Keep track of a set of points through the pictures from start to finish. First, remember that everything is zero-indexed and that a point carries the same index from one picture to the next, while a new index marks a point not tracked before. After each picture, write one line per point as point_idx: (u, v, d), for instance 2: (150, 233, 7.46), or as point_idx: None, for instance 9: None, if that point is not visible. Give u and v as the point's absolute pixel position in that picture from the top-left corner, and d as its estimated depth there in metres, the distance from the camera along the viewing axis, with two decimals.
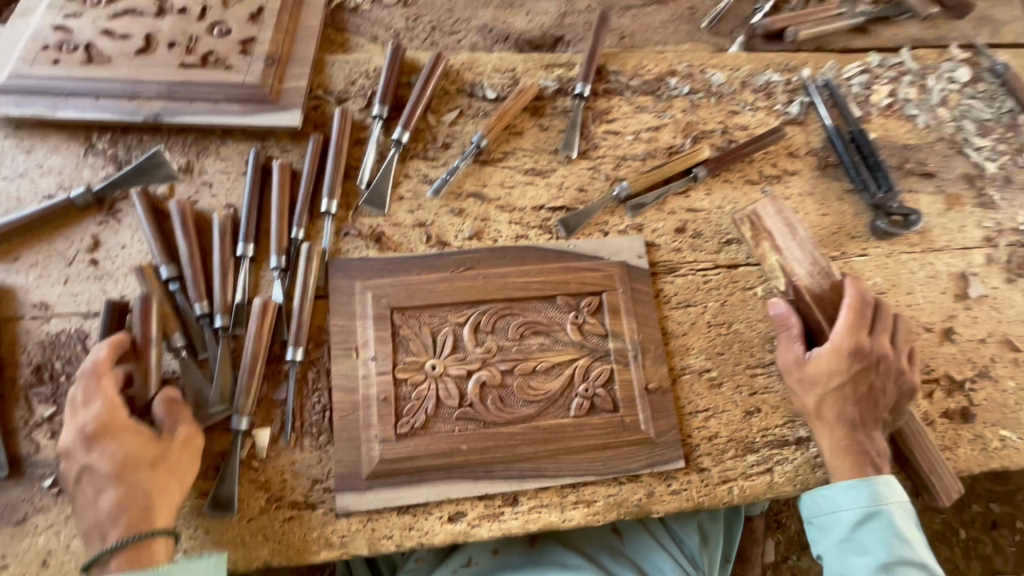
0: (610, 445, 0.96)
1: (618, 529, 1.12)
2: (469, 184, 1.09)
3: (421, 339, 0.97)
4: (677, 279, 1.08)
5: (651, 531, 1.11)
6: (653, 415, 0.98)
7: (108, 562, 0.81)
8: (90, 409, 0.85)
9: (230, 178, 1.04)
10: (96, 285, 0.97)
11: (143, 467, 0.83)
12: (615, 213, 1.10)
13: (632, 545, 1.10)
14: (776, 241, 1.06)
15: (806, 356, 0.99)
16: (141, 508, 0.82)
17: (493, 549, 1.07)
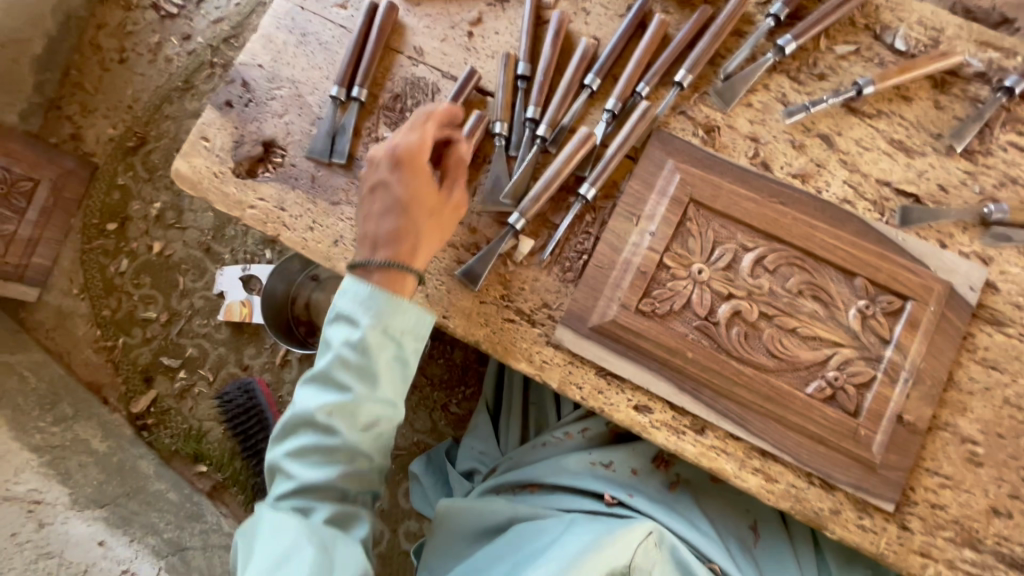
0: (828, 443, 0.88)
1: (756, 530, 1.05)
2: (824, 124, 1.00)
3: (703, 240, 0.95)
4: (998, 336, 0.91)
5: (791, 556, 1.02)
6: (890, 444, 0.87)
7: (371, 272, 0.89)
8: (409, 135, 0.92)
9: (607, 15, 1.07)
10: (463, 54, 1.09)
11: (424, 209, 0.91)
12: (968, 231, 0.94)
13: (764, 553, 1.04)
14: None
15: None
16: (411, 242, 0.90)
17: (632, 468, 1.07)
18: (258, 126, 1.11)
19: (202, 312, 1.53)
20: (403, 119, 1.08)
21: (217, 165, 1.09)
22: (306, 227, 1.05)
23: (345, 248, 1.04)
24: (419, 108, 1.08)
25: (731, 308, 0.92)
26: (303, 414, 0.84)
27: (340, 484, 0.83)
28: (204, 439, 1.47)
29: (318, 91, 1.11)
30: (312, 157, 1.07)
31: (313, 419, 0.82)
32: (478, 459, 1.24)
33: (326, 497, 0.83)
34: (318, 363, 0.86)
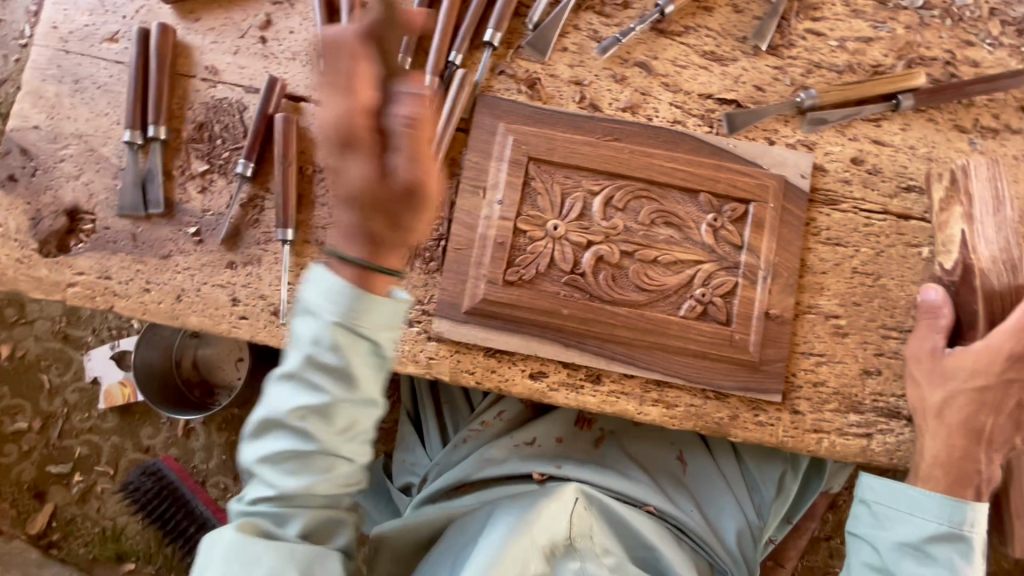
0: (711, 357, 0.92)
1: (683, 459, 1.11)
2: (639, 52, 1.00)
3: (550, 195, 0.94)
4: (835, 213, 0.97)
5: (717, 470, 1.09)
6: (764, 340, 0.92)
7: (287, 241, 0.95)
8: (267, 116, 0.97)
9: None
10: (262, 62, 1.00)
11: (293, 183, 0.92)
12: (789, 122, 0.98)
13: (694, 477, 1.10)
14: (973, 208, 0.89)
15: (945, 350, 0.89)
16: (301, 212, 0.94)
17: (557, 438, 1.09)
18: (54, 195, 0.98)
19: (80, 406, 1.39)
20: (216, 148, 0.98)
21: (18, 250, 0.96)
22: (141, 290, 0.96)
23: (192, 302, 0.96)
24: (230, 131, 0.98)
25: (593, 255, 0.92)
26: (275, 416, 0.67)
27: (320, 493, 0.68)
28: (123, 535, 1.35)
29: (113, 140, 0.99)
30: (126, 213, 0.97)
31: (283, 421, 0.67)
32: (411, 471, 1.22)
33: (306, 503, 0.69)
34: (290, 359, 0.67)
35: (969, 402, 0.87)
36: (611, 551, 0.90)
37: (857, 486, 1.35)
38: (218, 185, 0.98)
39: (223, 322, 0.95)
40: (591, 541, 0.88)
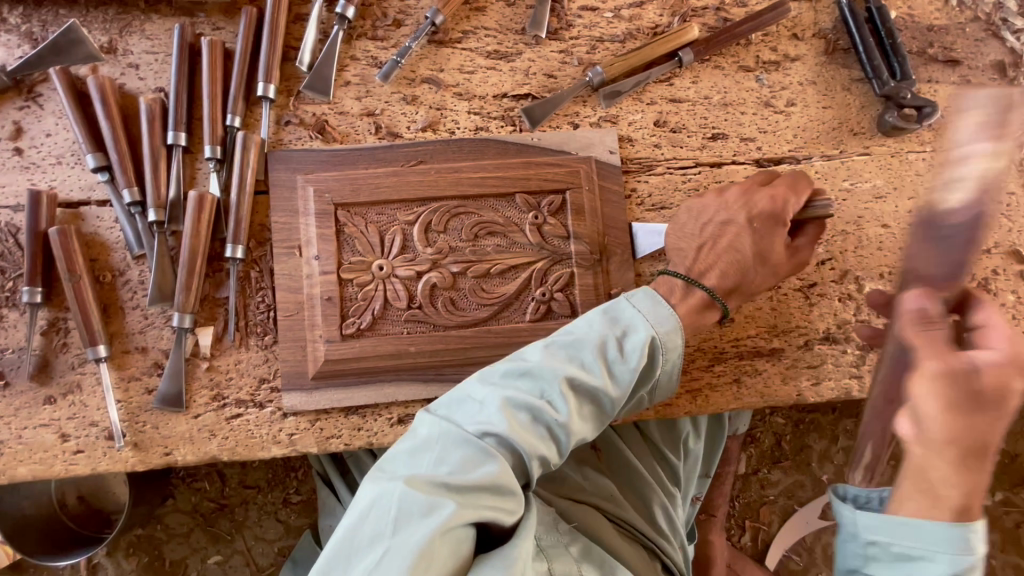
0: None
1: (596, 446, 1.04)
2: (424, 68, 0.98)
3: (367, 236, 0.91)
4: (652, 178, 0.99)
5: (630, 452, 1.04)
6: None
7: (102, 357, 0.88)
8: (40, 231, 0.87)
9: (158, 60, 0.94)
10: (23, 175, 0.91)
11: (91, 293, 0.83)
12: (587, 102, 0.99)
13: (610, 463, 1.04)
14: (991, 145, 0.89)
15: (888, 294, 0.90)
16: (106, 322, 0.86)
17: None
18: None
19: None
20: None
21: None
22: None
23: (14, 452, 0.87)
24: (8, 259, 0.89)
25: (424, 286, 0.90)
26: (418, 444, 0.76)
27: (409, 543, 0.67)
28: None
29: None
30: None
31: (429, 437, 0.76)
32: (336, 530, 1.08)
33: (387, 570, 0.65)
34: (507, 371, 0.80)
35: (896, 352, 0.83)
36: (575, 537, 0.87)
37: (770, 415, 1.38)
38: (11, 319, 0.89)
39: (56, 463, 0.87)
40: (558, 537, 0.86)
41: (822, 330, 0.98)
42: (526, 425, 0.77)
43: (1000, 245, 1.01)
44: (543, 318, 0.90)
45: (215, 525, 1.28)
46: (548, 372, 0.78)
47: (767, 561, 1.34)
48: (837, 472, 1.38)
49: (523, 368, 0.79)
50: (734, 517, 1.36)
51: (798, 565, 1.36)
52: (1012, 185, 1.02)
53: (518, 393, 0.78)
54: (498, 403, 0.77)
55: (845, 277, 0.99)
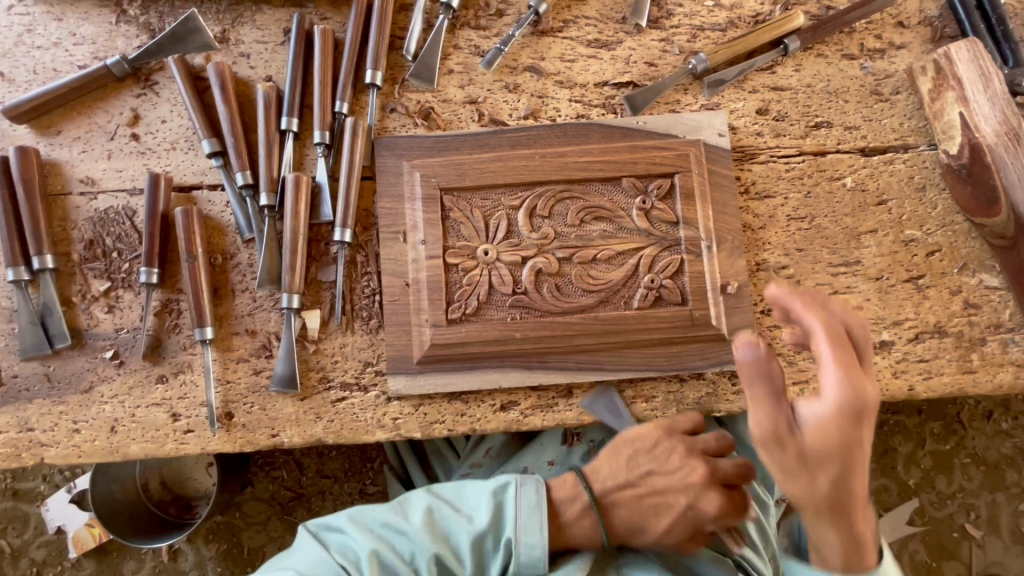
0: (675, 336, 0.89)
1: None
2: (525, 57, 0.98)
3: (469, 221, 0.90)
4: (756, 167, 0.97)
5: None
6: (726, 311, 0.90)
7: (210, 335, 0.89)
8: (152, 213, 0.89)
9: (269, 49, 0.96)
10: (140, 160, 0.93)
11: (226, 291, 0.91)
12: (689, 90, 0.98)
13: None
14: (964, 89, 0.91)
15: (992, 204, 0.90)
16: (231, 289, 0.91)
17: (550, 460, 0.99)
18: None
19: (50, 561, 1.27)
20: (113, 261, 0.91)
21: None
22: (71, 432, 0.88)
23: (128, 430, 0.88)
24: (124, 241, 0.92)
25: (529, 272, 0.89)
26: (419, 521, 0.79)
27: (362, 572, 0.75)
28: None
29: None
30: (31, 356, 0.89)
31: (434, 525, 0.80)
32: None
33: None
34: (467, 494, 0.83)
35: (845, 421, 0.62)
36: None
37: None
38: (126, 300, 0.91)
39: (167, 441, 0.88)
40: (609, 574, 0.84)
41: (933, 323, 0.94)
42: (434, 533, 0.78)
43: None
44: (650, 305, 0.89)
45: (293, 514, 1.29)
46: (419, 543, 0.77)
47: None
48: (924, 477, 1.36)
49: (430, 504, 0.81)
50: None
51: None
52: None
53: (439, 508, 0.81)
54: (441, 512, 0.81)
55: (959, 268, 0.95)
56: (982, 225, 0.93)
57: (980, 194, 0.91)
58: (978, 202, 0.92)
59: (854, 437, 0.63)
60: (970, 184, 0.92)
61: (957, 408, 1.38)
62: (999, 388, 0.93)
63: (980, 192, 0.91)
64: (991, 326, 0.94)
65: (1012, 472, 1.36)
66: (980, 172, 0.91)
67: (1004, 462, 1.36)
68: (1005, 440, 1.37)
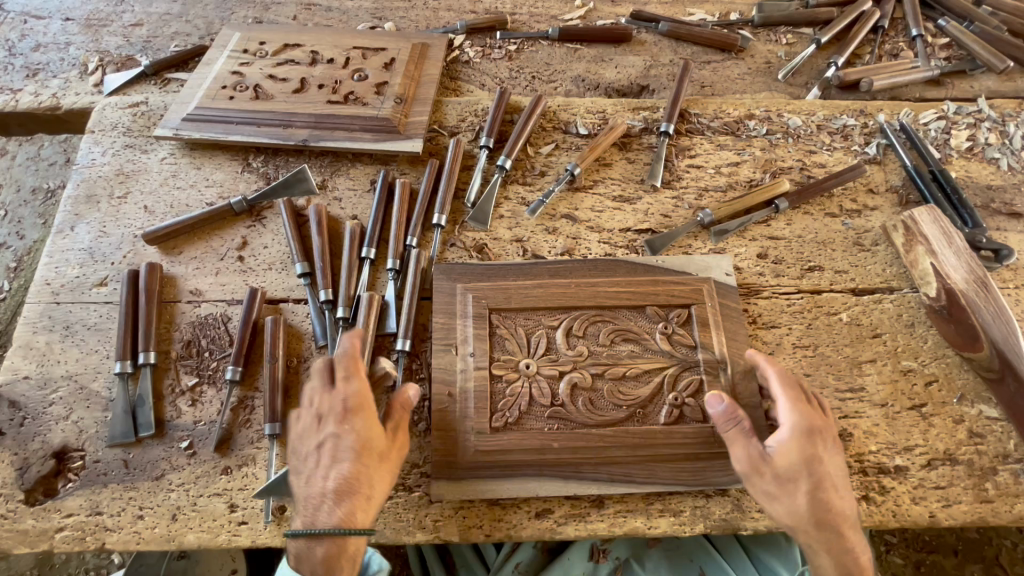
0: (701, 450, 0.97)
1: None
2: (562, 207, 1.21)
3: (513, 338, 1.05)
4: (761, 301, 1.12)
5: None
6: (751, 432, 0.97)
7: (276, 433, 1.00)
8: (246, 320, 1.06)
9: (358, 195, 1.21)
10: (241, 277, 1.13)
11: (296, 392, 1.04)
12: (698, 237, 1.18)
13: None
14: (931, 244, 1.10)
15: (972, 342, 1.04)
16: (300, 391, 1.04)
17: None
18: (43, 440, 1.00)
19: None
20: (204, 360, 1.06)
21: (3, 503, 0.95)
22: (134, 518, 0.94)
23: (187, 519, 0.94)
24: (216, 343, 1.07)
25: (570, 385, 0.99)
26: None
27: None
28: None
29: (102, 373, 1.05)
30: (116, 442, 0.99)
31: None
32: None
33: None
34: None
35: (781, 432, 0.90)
36: None
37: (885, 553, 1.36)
38: (208, 395, 1.03)
39: (221, 533, 0.94)
40: None
41: (942, 450, 1.00)
42: None
43: None
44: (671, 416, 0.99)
45: None
46: None
47: None
48: None
49: None
50: None
51: None
52: None
53: None
54: None
55: (959, 398, 1.04)
56: (972, 360, 1.04)
57: (961, 334, 1.05)
58: (960, 340, 1.05)
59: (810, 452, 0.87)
60: (951, 324, 1.06)
61: (996, 550, 1.34)
62: (1019, 520, 0.95)
63: (959, 331, 1.05)
64: (999, 455, 0.99)
65: None
66: (958, 314, 1.06)
67: None
68: None
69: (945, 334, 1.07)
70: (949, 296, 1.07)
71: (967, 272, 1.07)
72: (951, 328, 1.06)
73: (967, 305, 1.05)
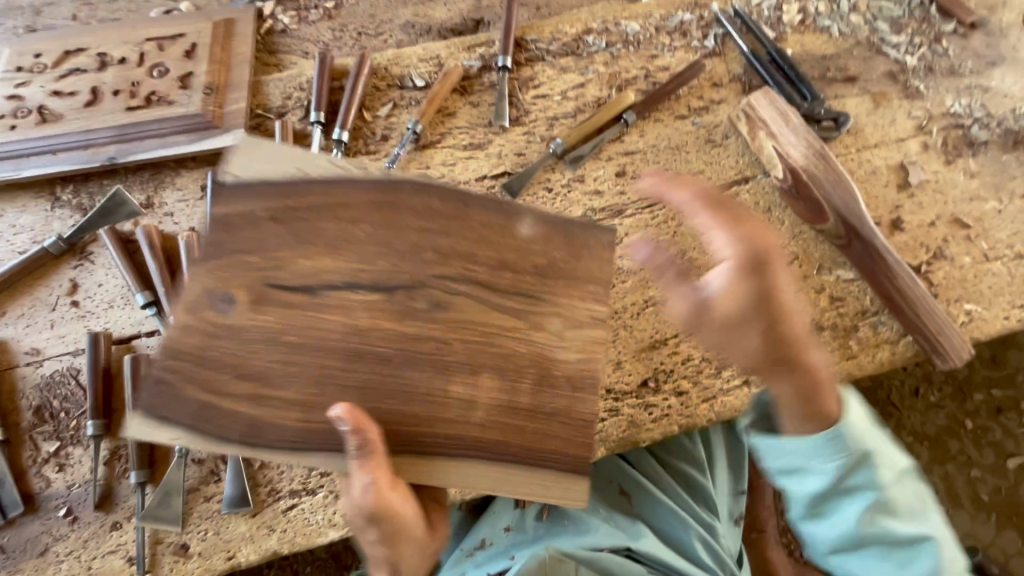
0: (577, 412, 0.73)
1: (626, 491, 1.11)
2: (413, 168, 1.15)
3: (239, 364, 0.69)
4: (626, 221, 1.12)
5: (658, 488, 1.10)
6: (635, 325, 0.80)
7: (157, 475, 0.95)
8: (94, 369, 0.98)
9: (190, 205, 1.11)
10: (80, 323, 1.03)
11: None
12: (556, 168, 1.15)
13: (641, 504, 1.10)
14: (770, 127, 1.10)
15: (820, 215, 1.07)
16: None
17: (506, 526, 1.07)
18: None
19: None
20: (62, 422, 0.98)
21: None
22: None
23: None
24: (70, 400, 0.99)
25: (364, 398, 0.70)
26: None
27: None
28: None
29: None
30: None
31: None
32: None
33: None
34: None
35: (756, 300, 0.84)
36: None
37: None
38: (75, 456, 0.96)
39: None
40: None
41: (809, 321, 1.06)
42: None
43: (942, 216, 1.12)
44: (514, 388, 0.73)
45: None
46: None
47: None
48: None
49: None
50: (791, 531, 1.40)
51: None
52: (935, 165, 1.16)
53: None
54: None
55: (817, 269, 1.09)
56: (823, 231, 1.09)
57: (810, 209, 1.08)
58: (811, 215, 1.08)
59: (759, 290, 0.84)
60: (799, 202, 1.09)
61: (887, 391, 1.47)
62: (881, 367, 1.04)
63: (809, 207, 1.08)
64: (858, 313, 1.06)
65: (954, 441, 1.44)
66: (804, 190, 1.08)
67: (944, 432, 1.44)
68: (938, 413, 1.46)
69: (798, 211, 1.10)
70: (794, 175, 1.08)
71: (806, 147, 1.10)
72: (802, 206, 1.09)
73: (809, 179, 1.07)
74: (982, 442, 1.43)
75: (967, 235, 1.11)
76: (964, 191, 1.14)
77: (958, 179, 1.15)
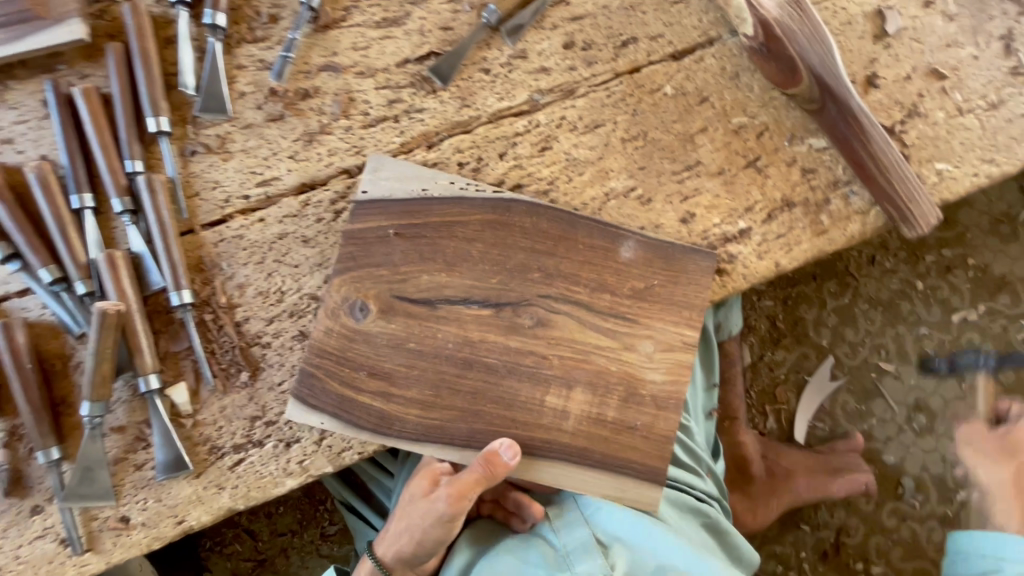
0: (660, 428, 0.85)
1: None
2: (316, 56, 0.93)
3: (374, 365, 0.84)
4: (578, 102, 0.97)
5: None
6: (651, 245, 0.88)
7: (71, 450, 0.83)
8: None
9: (33, 126, 0.87)
10: None
11: (75, 397, 0.84)
12: (492, 44, 0.96)
13: None
14: None
15: (793, 78, 0.95)
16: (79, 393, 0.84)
17: None
18: None
19: None
20: None
21: None
22: None
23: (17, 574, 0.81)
24: None
25: (478, 401, 0.84)
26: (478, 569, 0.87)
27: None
28: None
29: None
30: None
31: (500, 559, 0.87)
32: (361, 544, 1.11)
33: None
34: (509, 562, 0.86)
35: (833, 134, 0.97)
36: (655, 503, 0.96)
37: (758, 301, 1.47)
38: None
39: (66, 569, 0.82)
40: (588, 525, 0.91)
41: (780, 198, 0.98)
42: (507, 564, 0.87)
43: (919, 67, 1.02)
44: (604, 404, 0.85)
45: None
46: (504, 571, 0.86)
47: (796, 435, 1.43)
48: (834, 334, 1.46)
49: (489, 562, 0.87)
50: (754, 406, 1.45)
51: (824, 432, 1.44)
52: (913, 8, 1.03)
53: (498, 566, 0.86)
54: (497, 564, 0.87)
55: (789, 140, 0.99)
56: (795, 95, 0.97)
57: (783, 71, 0.95)
58: (783, 78, 0.96)
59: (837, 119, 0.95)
60: (770, 62, 0.96)
61: (845, 263, 1.47)
62: (852, 240, 0.98)
63: (780, 70, 0.95)
64: (831, 184, 0.99)
65: (906, 304, 1.47)
66: (777, 48, 0.94)
67: (897, 296, 1.47)
68: (892, 279, 1.47)
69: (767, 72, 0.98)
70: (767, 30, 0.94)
71: None
72: (774, 66, 0.96)
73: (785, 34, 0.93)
74: (932, 300, 1.47)
75: (943, 86, 1.02)
76: (941, 37, 1.03)
77: (936, 23, 1.03)
